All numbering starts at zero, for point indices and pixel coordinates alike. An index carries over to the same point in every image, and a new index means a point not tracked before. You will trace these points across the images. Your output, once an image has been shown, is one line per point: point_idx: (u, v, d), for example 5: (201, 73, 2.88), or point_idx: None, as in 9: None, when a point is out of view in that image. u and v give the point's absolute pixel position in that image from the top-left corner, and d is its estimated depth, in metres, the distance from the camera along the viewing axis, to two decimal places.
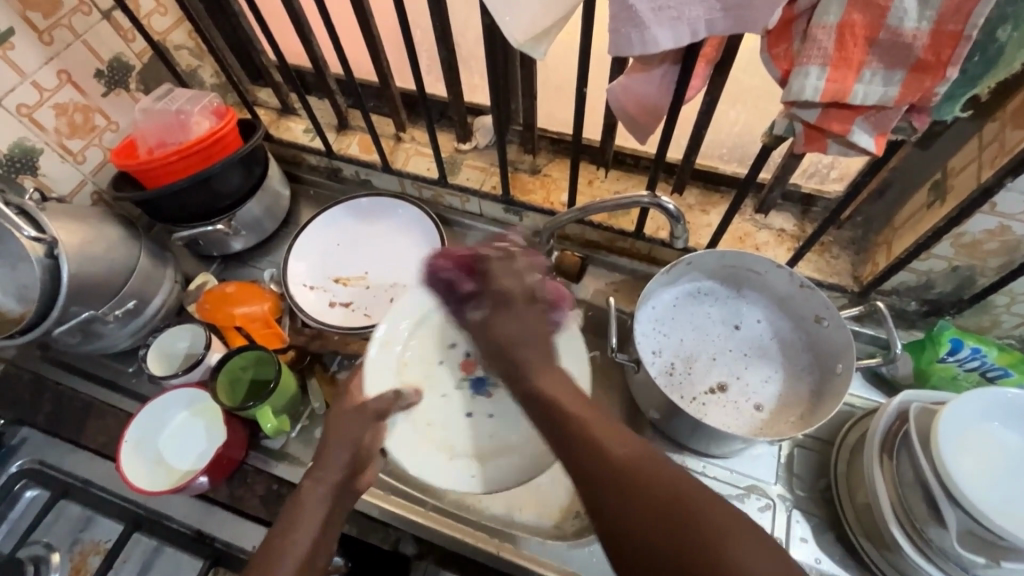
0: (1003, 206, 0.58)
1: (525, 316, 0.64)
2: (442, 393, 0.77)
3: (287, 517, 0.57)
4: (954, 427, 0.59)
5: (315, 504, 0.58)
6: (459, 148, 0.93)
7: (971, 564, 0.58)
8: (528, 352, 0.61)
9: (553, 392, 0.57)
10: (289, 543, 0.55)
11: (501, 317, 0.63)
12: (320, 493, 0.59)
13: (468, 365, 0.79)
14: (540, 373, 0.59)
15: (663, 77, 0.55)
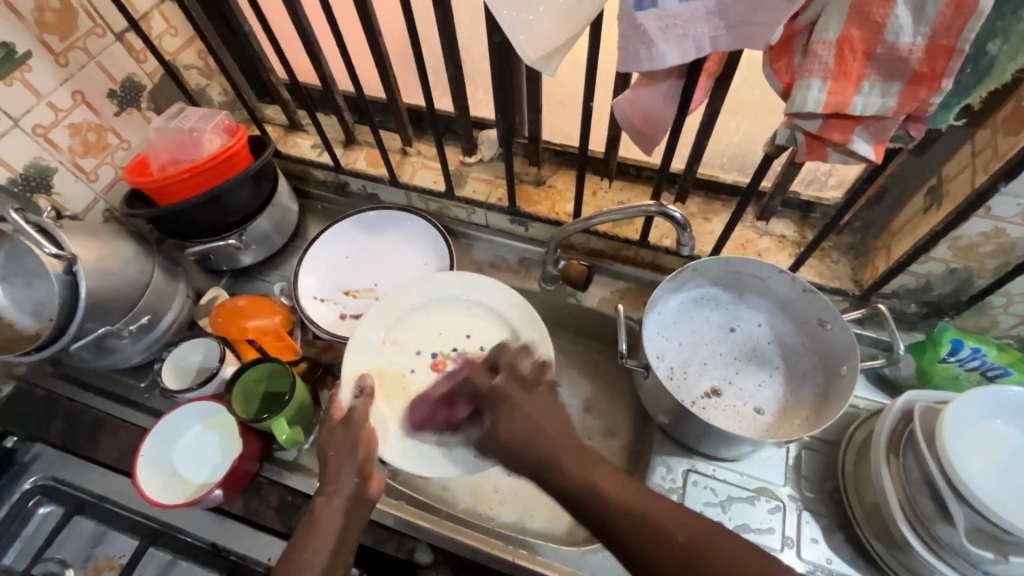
0: (997, 210, 0.60)
1: (539, 401, 0.63)
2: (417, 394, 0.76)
3: (302, 537, 0.60)
4: (958, 425, 0.60)
5: (328, 523, 0.61)
6: (464, 161, 0.95)
7: (980, 561, 0.59)
8: (544, 444, 0.59)
9: (579, 476, 0.57)
10: (305, 564, 0.58)
11: (506, 414, 0.63)
12: (336, 508, 0.62)
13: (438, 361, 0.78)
14: (549, 475, 0.58)
15: (668, 91, 0.57)
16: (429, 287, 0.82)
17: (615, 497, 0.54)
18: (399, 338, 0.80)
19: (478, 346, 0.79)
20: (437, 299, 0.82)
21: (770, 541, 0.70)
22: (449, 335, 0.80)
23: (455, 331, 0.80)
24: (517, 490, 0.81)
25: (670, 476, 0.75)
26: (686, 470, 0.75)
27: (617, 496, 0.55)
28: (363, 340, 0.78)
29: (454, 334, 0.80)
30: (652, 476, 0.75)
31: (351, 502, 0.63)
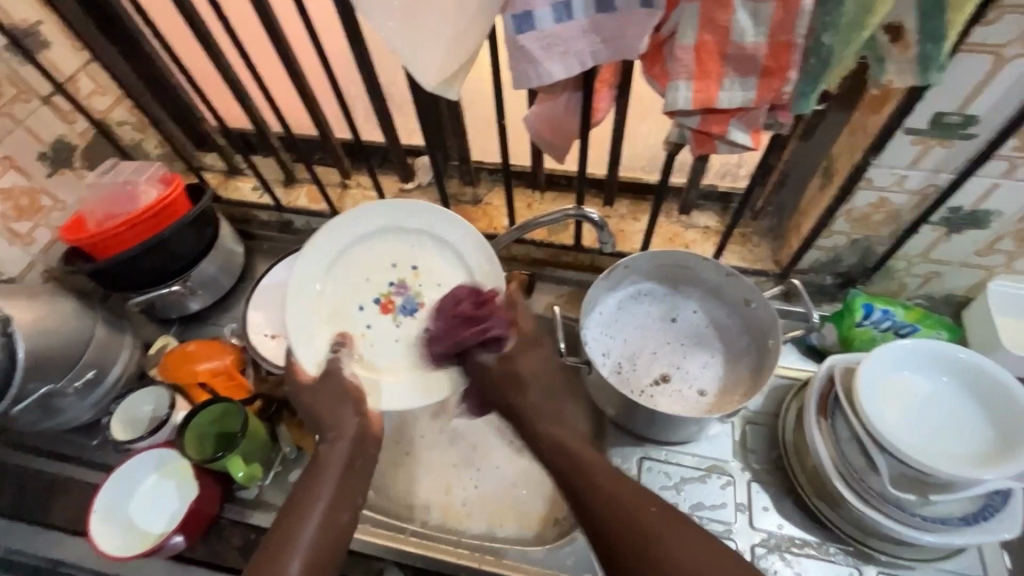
0: (877, 181, 0.66)
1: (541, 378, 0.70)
2: (395, 338, 0.79)
3: (308, 482, 0.63)
4: (872, 380, 0.65)
5: (332, 465, 0.65)
6: (403, 188, 0.99)
7: (908, 504, 0.63)
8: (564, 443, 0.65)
9: (576, 453, 0.64)
10: (303, 514, 0.60)
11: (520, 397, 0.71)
12: (340, 451, 0.66)
13: (386, 304, 0.79)
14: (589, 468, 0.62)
15: (568, 102, 0.62)
16: (344, 240, 0.77)
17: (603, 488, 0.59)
18: (334, 303, 0.78)
19: (412, 266, 0.79)
20: (354, 244, 0.78)
21: (724, 516, 0.73)
22: (379, 266, 0.79)
23: (390, 257, 0.79)
24: (484, 501, 0.82)
25: (626, 466, 0.78)
26: (640, 458, 0.78)
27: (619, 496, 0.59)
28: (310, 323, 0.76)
29: (379, 269, 0.79)
30: None
31: (355, 445, 0.67)
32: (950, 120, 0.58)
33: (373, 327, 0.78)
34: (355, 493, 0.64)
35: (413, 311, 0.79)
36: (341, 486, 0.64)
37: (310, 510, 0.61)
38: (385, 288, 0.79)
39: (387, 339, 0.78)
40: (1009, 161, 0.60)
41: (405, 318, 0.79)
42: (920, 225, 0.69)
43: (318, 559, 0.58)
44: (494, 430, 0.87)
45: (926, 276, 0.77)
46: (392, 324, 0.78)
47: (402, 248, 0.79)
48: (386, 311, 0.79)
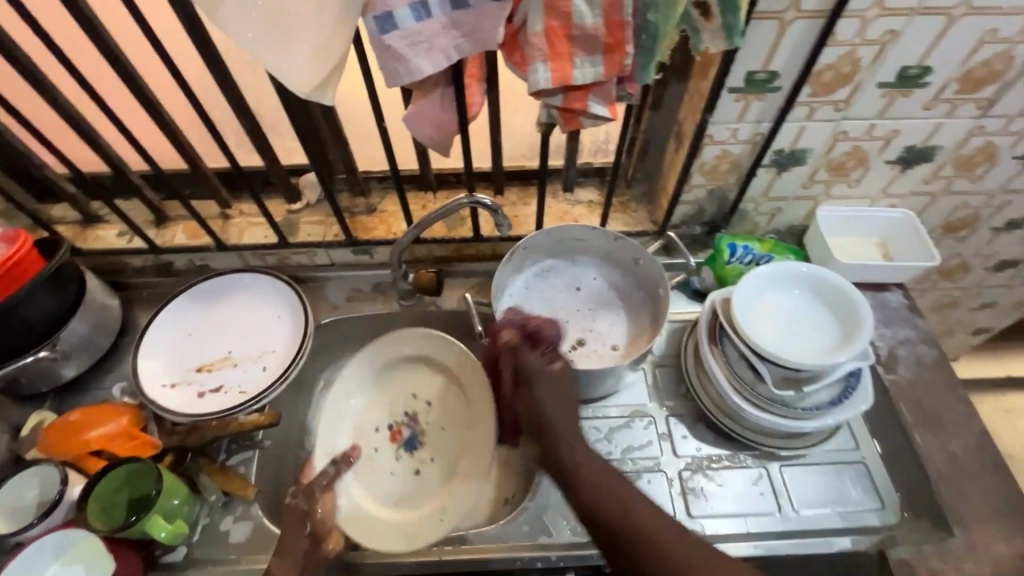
0: (717, 136, 0.77)
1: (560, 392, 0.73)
2: (388, 470, 0.87)
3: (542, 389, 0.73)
4: (745, 304, 0.76)
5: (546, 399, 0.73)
6: (291, 210, 0.97)
7: (791, 401, 0.74)
8: (566, 438, 0.70)
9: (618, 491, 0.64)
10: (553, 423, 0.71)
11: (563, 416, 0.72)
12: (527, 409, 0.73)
13: (394, 433, 0.90)
14: (561, 445, 0.70)
15: (442, 98, 0.65)
16: (468, 380, 0.89)
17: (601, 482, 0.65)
18: (364, 423, 0.90)
19: (425, 402, 0.91)
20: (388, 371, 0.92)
21: (651, 453, 0.81)
22: (400, 403, 0.92)
23: (379, 418, 0.91)
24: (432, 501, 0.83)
25: None
26: None
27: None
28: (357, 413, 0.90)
29: (366, 433, 0.89)
30: None
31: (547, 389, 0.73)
32: (759, 78, 0.70)
33: (378, 451, 0.89)
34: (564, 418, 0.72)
35: (414, 450, 0.89)
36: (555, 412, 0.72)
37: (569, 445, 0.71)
38: (399, 419, 0.91)
39: (385, 469, 0.88)
40: (809, 106, 0.74)
41: (405, 454, 0.89)
42: (757, 169, 0.81)
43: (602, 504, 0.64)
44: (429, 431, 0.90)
45: (771, 212, 0.92)
46: (386, 449, 0.89)
47: (441, 408, 0.91)
48: (393, 441, 0.90)
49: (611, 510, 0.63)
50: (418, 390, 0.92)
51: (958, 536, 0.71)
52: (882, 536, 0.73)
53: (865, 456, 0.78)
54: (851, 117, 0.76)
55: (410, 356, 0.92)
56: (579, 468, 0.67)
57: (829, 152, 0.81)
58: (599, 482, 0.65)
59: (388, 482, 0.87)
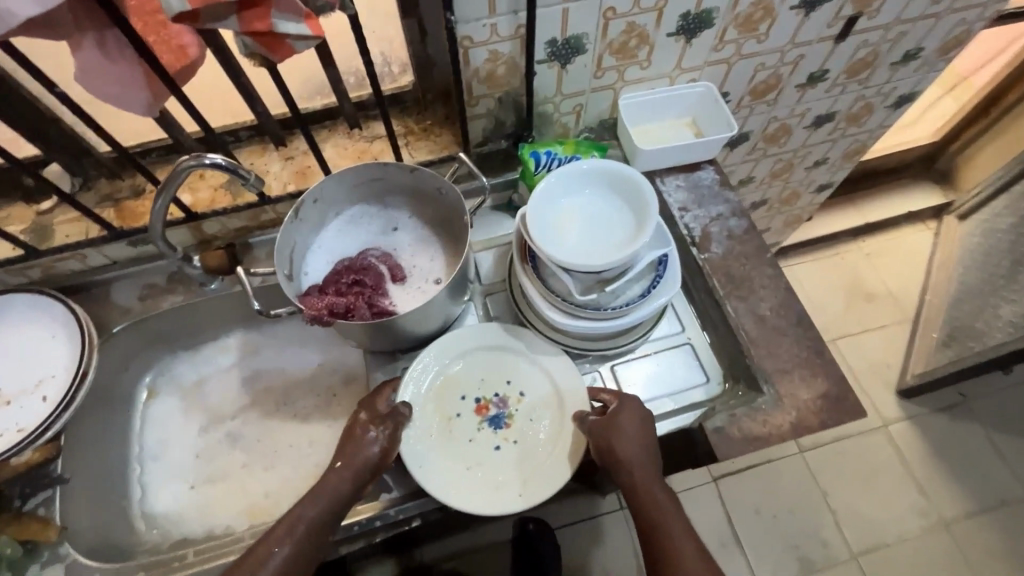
0: (476, 37, 0.70)
1: (641, 425, 0.69)
2: (468, 439, 0.73)
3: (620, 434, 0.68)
4: (542, 218, 0.72)
5: (637, 446, 0.68)
6: (40, 211, 0.83)
7: (599, 303, 0.73)
8: (639, 475, 0.67)
9: (667, 510, 0.67)
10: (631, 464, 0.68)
11: (648, 480, 0.68)
12: (643, 456, 0.68)
13: (481, 407, 0.75)
14: (633, 477, 0.67)
15: (102, 44, 0.53)
16: (565, 381, 0.76)
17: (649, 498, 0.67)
18: (444, 385, 0.76)
19: (520, 391, 0.76)
20: (491, 347, 0.79)
21: None
22: (493, 379, 0.77)
23: (469, 386, 0.77)
24: (285, 486, 0.84)
25: None
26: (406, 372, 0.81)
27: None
28: (453, 373, 0.77)
29: (450, 396, 0.76)
30: None
31: (644, 442, 0.69)
32: None
33: (461, 418, 0.74)
34: (647, 446, 0.69)
35: (500, 429, 0.74)
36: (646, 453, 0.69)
37: (625, 445, 0.67)
38: (490, 393, 0.76)
39: (462, 439, 0.73)
40: None
41: (490, 430, 0.74)
42: (534, 66, 0.75)
43: (654, 536, 0.67)
44: (273, 418, 0.88)
45: (573, 109, 0.87)
46: (473, 427, 0.74)
47: (543, 402, 0.75)
48: (480, 416, 0.75)
49: (645, 516, 0.68)
50: (515, 374, 0.77)
51: (767, 395, 0.74)
52: (706, 408, 0.76)
53: (691, 337, 0.80)
54: None
55: (504, 345, 0.79)
56: (651, 501, 0.67)
57: (605, 34, 0.75)
58: (662, 521, 0.67)
59: (461, 450, 0.72)
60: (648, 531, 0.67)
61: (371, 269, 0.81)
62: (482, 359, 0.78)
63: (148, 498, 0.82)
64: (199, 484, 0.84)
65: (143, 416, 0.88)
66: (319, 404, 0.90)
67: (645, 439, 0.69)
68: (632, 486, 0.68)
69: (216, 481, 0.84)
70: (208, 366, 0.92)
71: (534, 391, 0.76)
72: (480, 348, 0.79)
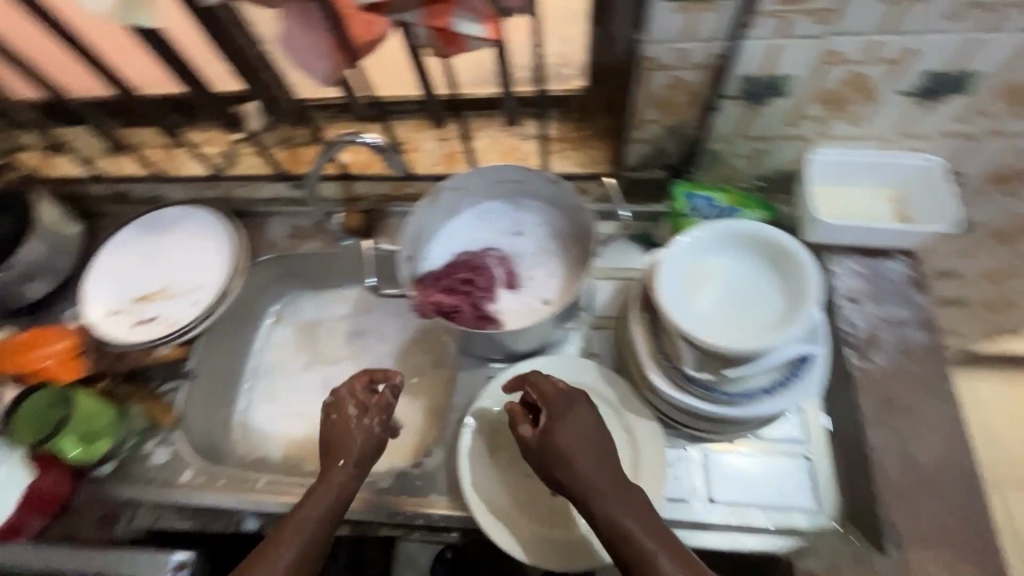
0: (662, 59, 0.63)
1: (588, 424, 0.63)
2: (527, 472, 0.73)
3: (569, 435, 0.61)
4: (674, 268, 0.65)
5: (579, 449, 0.61)
6: (232, 139, 0.93)
7: (711, 384, 0.64)
8: (591, 480, 0.59)
9: (625, 515, 0.58)
10: (585, 474, 0.59)
11: (605, 490, 0.59)
12: (592, 460, 0.60)
13: None
14: (593, 492, 0.59)
15: (304, 14, 0.57)
16: (648, 451, 0.69)
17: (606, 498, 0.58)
18: None
19: None
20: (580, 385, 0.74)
21: None
22: None
23: None
24: None
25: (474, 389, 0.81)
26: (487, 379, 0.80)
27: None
28: None
29: None
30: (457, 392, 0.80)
31: (597, 452, 0.61)
32: None
33: None
34: (601, 450, 0.61)
35: None
36: (600, 457, 0.61)
37: (575, 451, 0.60)
38: None
39: (521, 470, 0.73)
40: (778, 17, 0.57)
41: None
42: (718, 101, 0.66)
43: (628, 556, 0.56)
44: (364, 376, 0.94)
45: (750, 154, 0.75)
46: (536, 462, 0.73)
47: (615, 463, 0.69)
48: None
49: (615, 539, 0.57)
50: None
51: (891, 556, 0.62)
52: (803, 541, 0.65)
53: (811, 453, 0.69)
54: (843, 32, 0.58)
55: (594, 390, 0.74)
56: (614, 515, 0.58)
57: (817, 80, 0.63)
58: (629, 535, 0.57)
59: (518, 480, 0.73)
60: (615, 538, 0.57)
61: (485, 269, 0.80)
62: None
63: (248, 411, 0.93)
64: (291, 415, 0.92)
65: (265, 338, 0.98)
66: (407, 378, 0.93)
67: (596, 443, 0.62)
68: (580, 486, 0.59)
69: (304, 416, 0.92)
70: (326, 310, 1.00)
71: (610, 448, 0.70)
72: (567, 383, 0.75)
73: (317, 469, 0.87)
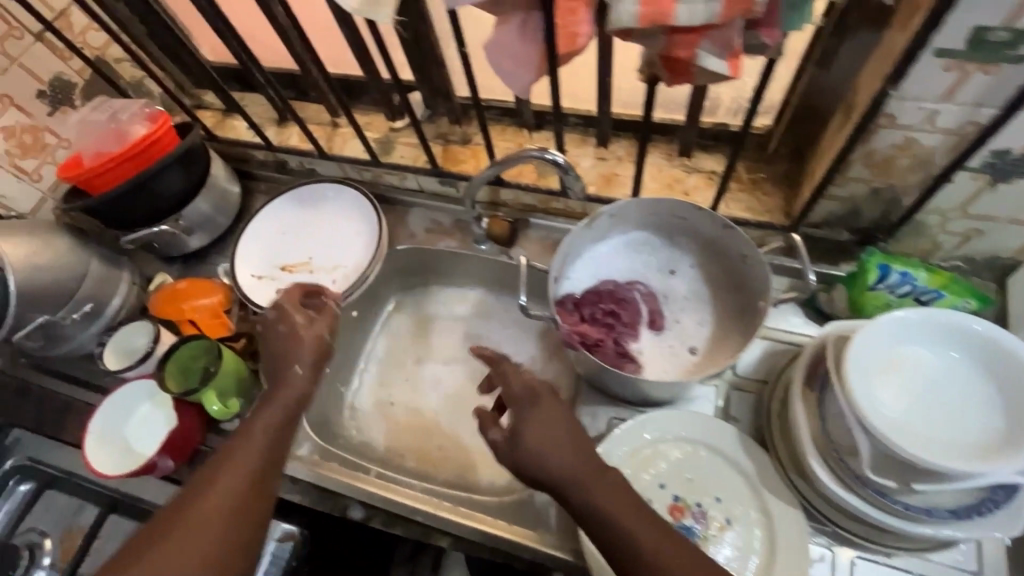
0: (902, 117, 0.55)
1: (548, 417, 0.56)
2: None
3: (535, 431, 0.54)
4: (867, 350, 0.57)
5: (553, 445, 0.54)
6: (393, 127, 0.96)
7: (888, 491, 0.56)
8: (568, 475, 0.53)
9: (611, 505, 0.51)
10: (557, 469, 0.53)
11: (583, 481, 0.52)
12: (563, 449, 0.54)
13: (678, 508, 0.65)
14: (574, 490, 0.52)
15: (525, 24, 0.54)
16: (788, 541, 0.62)
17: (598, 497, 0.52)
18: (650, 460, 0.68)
19: (727, 519, 0.64)
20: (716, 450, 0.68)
21: None
22: (702, 485, 0.66)
23: (675, 478, 0.67)
24: (458, 450, 0.88)
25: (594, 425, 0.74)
26: (610, 418, 0.74)
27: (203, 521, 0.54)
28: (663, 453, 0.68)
29: (651, 477, 0.67)
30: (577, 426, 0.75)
31: (568, 442, 0.54)
32: (994, 39, 0.47)
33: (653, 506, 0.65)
34: (565, 439, 0.54)
35: None
36: (574, 449, 0.54)
37: (542, 449, 0.54)
38: (693, 497, 0.66)
39: None
40: None
41: None
42: (955, 173, 0.57)
43: (618, 549, 0.51)
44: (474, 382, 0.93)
45: (963, 232, 0.65)
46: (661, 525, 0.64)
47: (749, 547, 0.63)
48: (672, 517, 0.65)
49: (601, 531, 0.51)
50: (729, 496, 0.66)
51: None
52: None
53: None
54: None
55: (733, 459, 0.67)
56: (597, 508, 0.51)
57: None
58: (618, 528, 0.50)
59: None
60: (609, 537, 0.51)
61: (630, 303, 0.76)
62: (700, 456, 0.68)
63: (359, 394, 0.94)
64: (399, 405, 0.93)
65: (384, 324, 1.00)
66: None
67: (568, 433, 0.55)
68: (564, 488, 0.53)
69: (411, 410, 0.92)
70: (445, 307, 1.00)
71: (743, 528, 0.64)
72: (702, 445, 0.68)
73: (417, 466, 0.87)
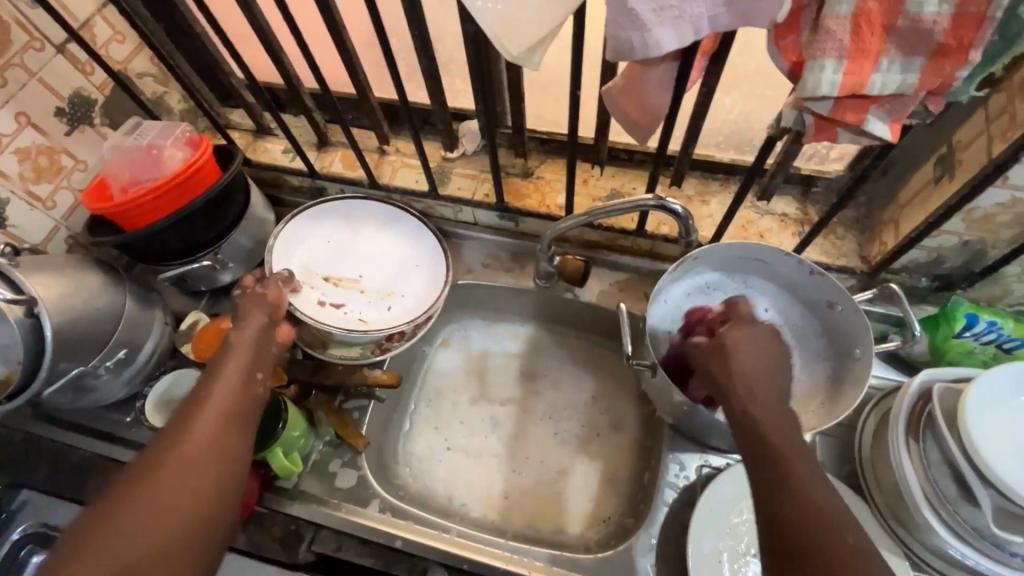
0: (1016, 179, 0.57)
1: (760, 345, 0.57)
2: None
3: (741, 339, 0.58)
4: (980, 402, 0.58)
5: (746, 353, 0.56)
6: (446, 157, 0.91)
7: (1007, 543, 0.58)
8: (745, 389, 0.54)
9: (777, 425, 0.51)
10: (736, 377, 0.55)
11: (751, 399, 0.53)
12: (752, 365, 0.56)
13: None
14: (739, 396, 0.53)
15: (664, 74, 0.52)
16: None
17: (804, 489, 0.46)
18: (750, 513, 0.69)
19: None
20: None
21: None
22: None
23: None
24: (525, 497, 0.84)
25: (684, 473, 0.74)
26: (699, 466, 0.74)
27: (175, 489, 0.49)
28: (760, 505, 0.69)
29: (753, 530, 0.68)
30: (666, 474, 0.74)
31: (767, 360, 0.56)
32: None
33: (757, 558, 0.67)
34: (769, 366, 0.56)
35: None
36: (769, 371, 0.55)
37: (736, 358, 0.56)
38: None
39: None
40: None
41: None
42: None
43: (760, 463, 0.50)
44: (534, 423, 0.89)
45: None
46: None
47: None
48: None
49: (752, 439, 0.51)
50: None
51: None
52: None
53: None
54: None
55: None
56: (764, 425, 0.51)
57: None
58: (783, 447, 0.49)
59: None
60: (762, 451, 0.50)
61: None
62: None
63: (410, 438, 0.89)
64: (455, 450, 0.88)
65: (432, 361, 0.95)
66: (580, 435, 0.87)
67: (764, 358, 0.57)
68: (770, 452, 0.49)
69: (469, 454, 0.87)
70: (495, 342, 0.96)
71: None
72: None
73: (482, 516, 0.83)
